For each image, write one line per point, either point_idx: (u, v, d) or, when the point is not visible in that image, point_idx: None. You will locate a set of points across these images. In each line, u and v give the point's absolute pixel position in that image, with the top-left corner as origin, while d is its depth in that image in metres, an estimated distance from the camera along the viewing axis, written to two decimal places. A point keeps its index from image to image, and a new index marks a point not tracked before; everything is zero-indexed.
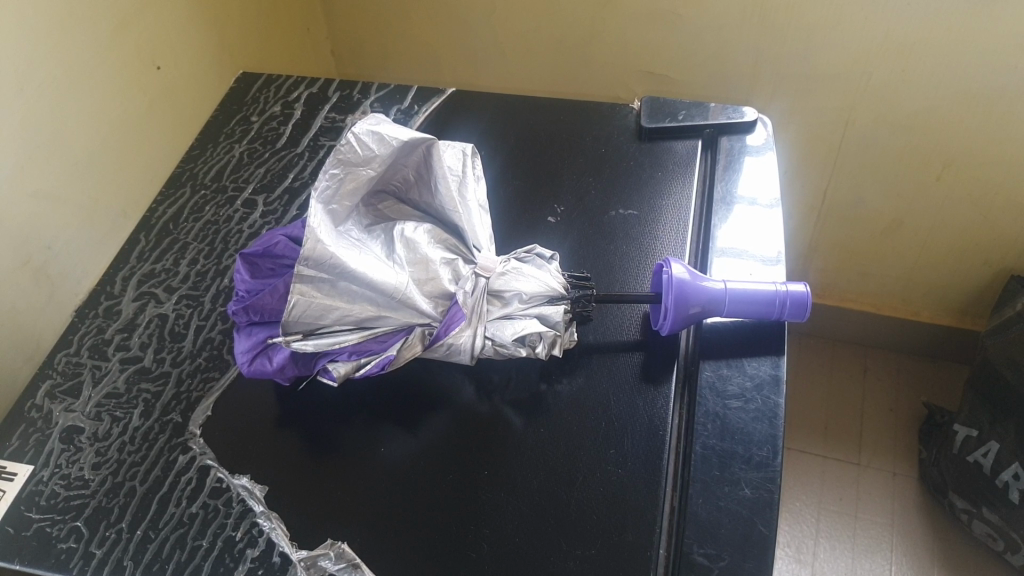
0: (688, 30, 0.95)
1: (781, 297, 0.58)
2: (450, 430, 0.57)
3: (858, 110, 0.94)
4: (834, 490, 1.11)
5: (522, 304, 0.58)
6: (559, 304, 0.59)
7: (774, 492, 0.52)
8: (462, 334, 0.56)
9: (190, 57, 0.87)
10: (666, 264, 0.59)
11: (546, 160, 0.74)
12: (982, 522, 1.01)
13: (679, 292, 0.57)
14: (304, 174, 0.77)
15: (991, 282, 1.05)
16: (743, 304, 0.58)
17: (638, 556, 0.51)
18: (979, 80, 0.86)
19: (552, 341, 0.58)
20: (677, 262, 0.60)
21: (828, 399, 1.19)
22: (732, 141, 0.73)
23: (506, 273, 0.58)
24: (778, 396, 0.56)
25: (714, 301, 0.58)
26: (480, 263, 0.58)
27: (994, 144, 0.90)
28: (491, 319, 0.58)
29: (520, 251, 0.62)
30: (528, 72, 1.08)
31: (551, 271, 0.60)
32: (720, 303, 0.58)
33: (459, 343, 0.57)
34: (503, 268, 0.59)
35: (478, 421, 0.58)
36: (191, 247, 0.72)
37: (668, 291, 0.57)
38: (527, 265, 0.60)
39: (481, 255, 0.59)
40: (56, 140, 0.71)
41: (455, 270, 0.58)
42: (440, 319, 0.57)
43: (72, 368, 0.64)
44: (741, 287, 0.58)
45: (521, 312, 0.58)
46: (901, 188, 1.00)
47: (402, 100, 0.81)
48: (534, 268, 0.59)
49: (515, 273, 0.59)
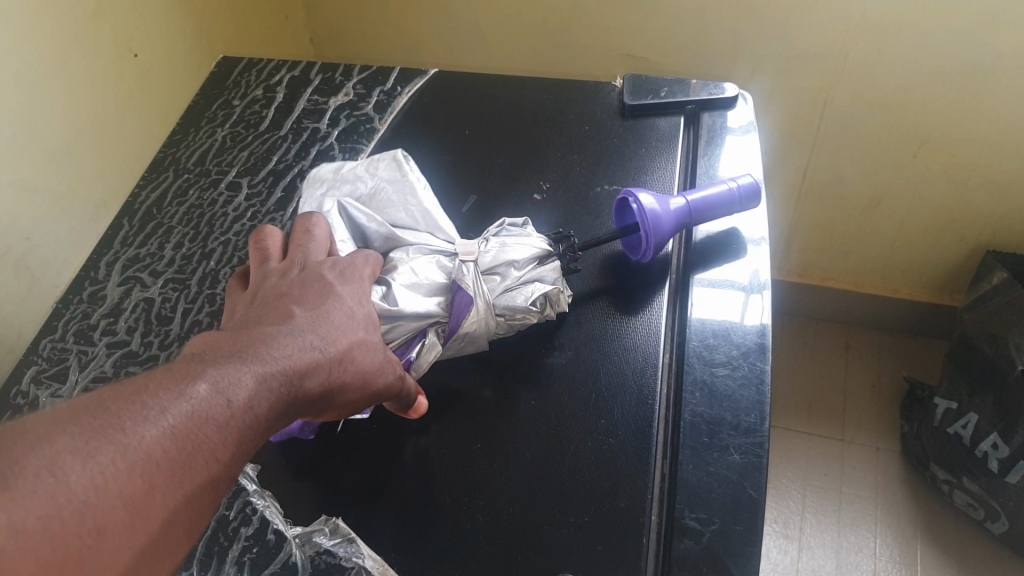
0: (666, 12, 0.95)
1: (737, 192, 0.63)
2: (448, 410, 0.58)
3: (834, 89, 0.95)
4: (819, 466, 1.13)
5: (517, 272, 0.59)
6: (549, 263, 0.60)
7: (762, 455, 0.53)
8: (475, 317, 0.56)
9: (168, 44, 0.87)
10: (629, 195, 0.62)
11: (530, 138, 0.75)
12: (963, 493, 1.02)
13: (653, 211, 0.60)
14: (288, 156, 0.77)
15: (968, 258, 1.07)
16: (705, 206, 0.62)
17: (630, 522, 0.51)
18: (951, 58, 0.87)
19: (558, 298, 0.59)
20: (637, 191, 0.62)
21: (812, 376, 1.21)
22: (713, 117, 0.74)
23: (489, 250, 0.59)
24: (764, 363, 0.57)
25: (682, 213, 0.61)
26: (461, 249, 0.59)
27: (967, 120, 0.92)
28: (496, 298, 0.58)
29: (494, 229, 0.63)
30: (508, 56, 1.08)
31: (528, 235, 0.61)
32: (688, 214, 0.62)
33: (473, 330, 0.56)
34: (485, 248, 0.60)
35: (482, 411, 0.57)
36: (175, 231, 0.72)
37: (645, 212, 0.60)
38: (505, 237, 0.61)
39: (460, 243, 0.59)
40: (33, 128, 0.70)
41: (445, 266, 0.59)
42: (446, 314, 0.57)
43: (58, 354, 0.64)
44: (702, 195, 0.62)
45: (519, 280, 0.58)
46: (879, 166, 1.01)
47: (384, 82, 0.82)
48: (516, 238, 0.60)
49: (499, 247, 0.59)
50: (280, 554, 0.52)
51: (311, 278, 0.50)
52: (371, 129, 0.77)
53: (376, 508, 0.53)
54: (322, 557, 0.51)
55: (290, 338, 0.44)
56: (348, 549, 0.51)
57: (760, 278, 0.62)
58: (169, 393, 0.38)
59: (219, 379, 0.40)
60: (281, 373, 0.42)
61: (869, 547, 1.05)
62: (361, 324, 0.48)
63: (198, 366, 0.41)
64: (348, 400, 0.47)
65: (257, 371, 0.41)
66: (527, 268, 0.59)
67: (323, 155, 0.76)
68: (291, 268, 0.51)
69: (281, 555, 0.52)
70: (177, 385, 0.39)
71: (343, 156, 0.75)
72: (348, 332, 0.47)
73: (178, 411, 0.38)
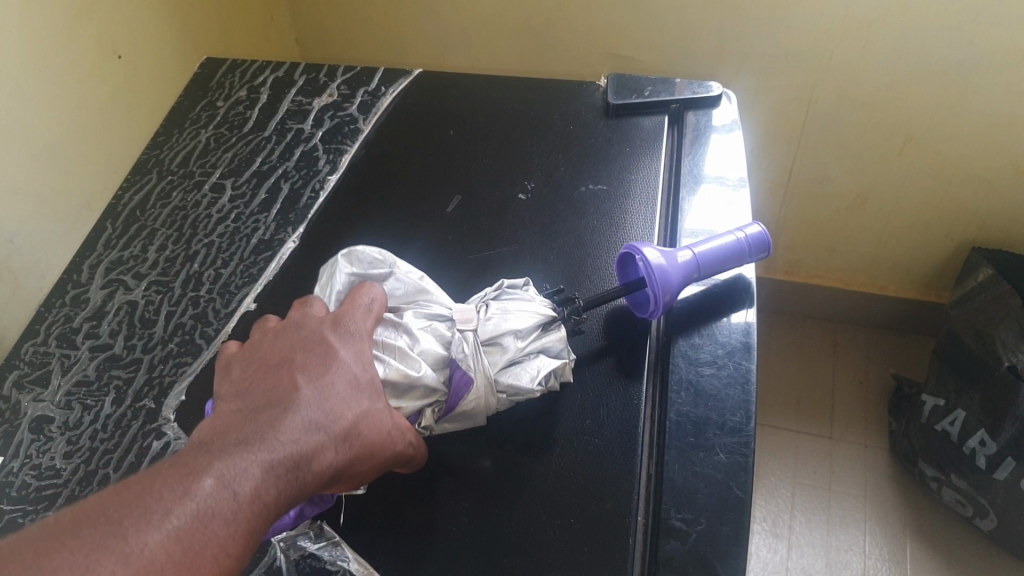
0: (652, 11, 0.95)
1: (745, 243, 0.60)
2: (439, 466, 0.54)
3: (820, 87, 0.95)
4: (808, 464, 1.13)
5: (520, 343, 0.55)
6: (553, 332, 0.56)
7: (748, 455, 0.53)
8: (475, 395, 0.52)
9: (151, 46, 0.86)
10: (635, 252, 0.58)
11: (515, 138, 0.74)
12: (951, 490, 1.03)
13: (660, 266, 0.57)
14: (271, 158, 0.76)
15: (954, 255, 1.07)
16: (717, 257, 0.59)
17: (616, 523, 0.51)
18: (935, 56, 0.87)
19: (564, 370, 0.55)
20: (643, 247, 0.59)
21: (800, 375, 1.21)
22: (698, 116, 0.74)
23: (490, 318, 0.55)
24: (749, 362, 0.57)
25: (690, 269, 0.58)
26: (459, 315, 0.55)
27: (952, 117, 0.92)
28: (498, 371, 0.54)
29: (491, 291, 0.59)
30: (493, 55, 1.08)
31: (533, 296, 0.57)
32: (696, 269, 0.58)
33: (474, 407, 0.53)
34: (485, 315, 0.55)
35: (481, 477, 0.54)
36: (158, 233, 0.71)
37: (651, 267, 0.57)
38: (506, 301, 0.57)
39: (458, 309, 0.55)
40: (14, 131, 0.70)
41: (442, 334, 0.55)
42: (447, 390, 0.53)
43: (40, 358, 0.63)
44: (709, 248, 0.59)
45: (522, 352, 0.55)
46: (865, 164, 1.01)
47: (368, 82, 0.81)
48: (518, 302, 0.57)
49: (500, 315, 0.55)
50: (264, 557, 0.52)
51: (314, 346, 0.49)
52: (355, 130, 0.77)
53: (363, 512, 0.53)
54: (307, 561, 0.52)
55: (295, 417, 0.45)
56: (333, 553, 0.52)
57: (744, 275, 0.62)
58: (174, 495, 0.40)
59: (224, 474, 0.41)
60: (284, 460, 0.43)
61: (858, 544, 1.05)
62: (369, 392, 0.48)
63: (204, 459, 0.42)
64: (359, 474, 0.47)
65: (261, 461, 0.42)
66: (531, 337, 0.55)
67: (307, 156, 0.75)
68: (292, 331, 0.51)
69: (266, 557, 0.52)
70: (182, 483, 0.40)
71: (327, 158, 0.75)
72: (354, 403, 0.47)
73: (184, 513, 0.39)
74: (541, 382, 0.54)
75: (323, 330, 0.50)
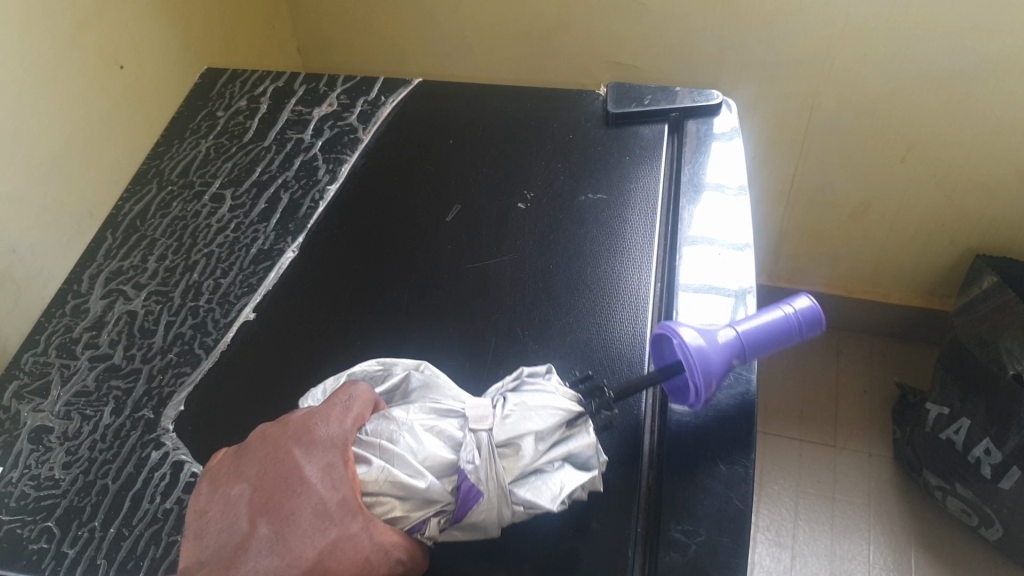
0: (652, 20, 0.95)
1: (794, 320, 0.54)
2: None
3: (821, 94, 0.95)
4: (811, 473, 1.12)
5: (541, 448, 0.49)
6: (579, 434, 0.50)
7: (748, 467, 0.52)
8: (483, 510, 0.48)
9: (153, 56, 0.86)
10: (672, 333, 0.53)
11: (514, 147, 0.74)
12: (956, 499, 1.02)
13: (699, 348, 0.52)
14: (271, 167, 0.76)
15: (958, 263, 1.07)
16: (761, 334, 0.54)
17: (615, 535, 0.51)
18: (937, 63, 0.87)
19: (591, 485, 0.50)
20: (681, 327, 0.54)
21: (803, 384, 1.20)
22: (698, 124, 0.73)
23: (508, 416, 0.49)
24: (750, 373, 0.57)
25: (731, 350, 0.53)
26: (472, 415, 0.49)
27: (954, 124, 0.92)
28: (512, 480, 0.49)
29: (510, 380, 0.53)
30: (494, 64, 1.08)
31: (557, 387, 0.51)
32: (737, 350, 0.53)
33: (479, 521, 0.48)
34: (502, 412, 0.49)
35: (487, 546, 0.51)
36: (158, 243, 0.71)
37: (688, 348, 0.52)
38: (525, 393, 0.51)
39: (471, 407, 0.49)
40: (15, 141, 0.70)
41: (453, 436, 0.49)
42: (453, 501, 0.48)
43: (40, 368, 0.63)
44: (752, 325, 0.54)
45: (542, 458, 0.49)
46: (867, 171, 1.01)
47: (368, 91, 0.82)
48: (540, 396, 0.50)
49: (520, 413, 0.49)
50: None
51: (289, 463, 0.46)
52: (355, 139, 0.77)
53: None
54: None
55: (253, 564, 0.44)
56: None
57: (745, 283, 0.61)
58: None
59: None
60: None
61: (862, 553, 1.05)
62: (338, 517, 0.45)
63: None
64: None
65: None
66: (552, 441, 0.50)
67: (307, 166, 0.76)
68: (260, 447, 0.48)
69: None
70: None
71: (327, 167, 0.75)
72: (320, 536, 0.44)
73: None
74: (563, 501, 0.48)
75: (289, 445, 0.47)
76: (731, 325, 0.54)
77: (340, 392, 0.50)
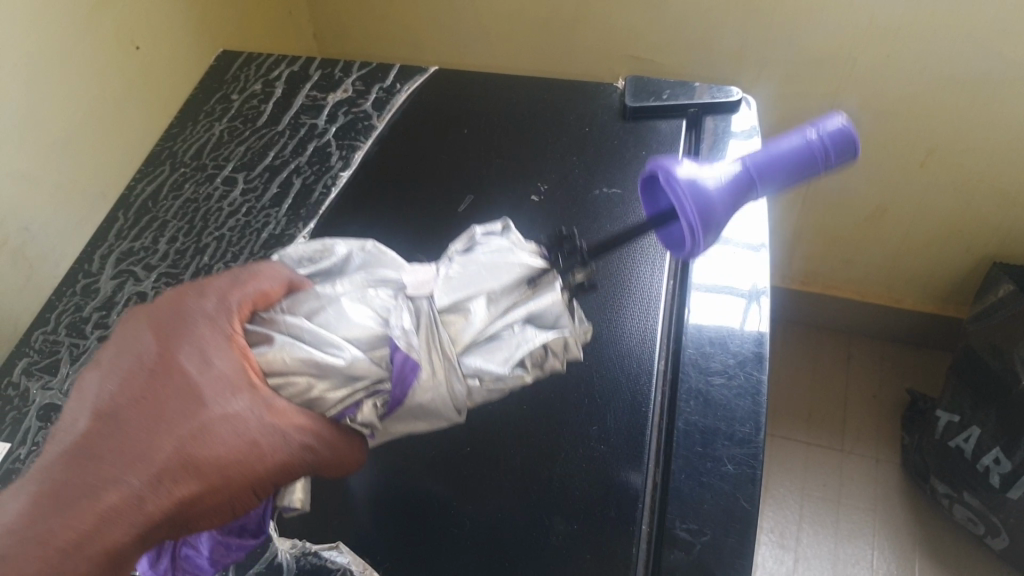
0: (673, 14, 0.94)
1: (814, 137, 0.46)
2: (445, 493, 0.53)
3: (842, 94, 0.94)
4: (818, 476, 1.11)
5: (492, 309, 0.45)
6: (536, 291, 0.46)
7: (756, 467, 0.52)
8: (425, 383, 0.42)
9: (170, 36, 0.86)
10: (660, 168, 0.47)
11: (530, 138, 0.74)
12: (963, 507, 1.01)
13: (690, 180, 0.45)
14: (284, 152, 0.76)
15: (974, 270, 1.06)
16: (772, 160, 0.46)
17: (620, 531, 0.51)
18: (961, 66, 0.86)
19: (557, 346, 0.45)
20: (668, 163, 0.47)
21: (812, 386, 1.20)
22: (716, 121, 0.73)
23: (452, 278, 0.46)
24: (760, 373, 0.56)
25: (737, 181, 0.46)
26: (411, 283, 0.46)
27: (976, 130, 0.91)
28: (464, 346, 0.44)
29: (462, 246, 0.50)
30: (511, 55, 1.08)
31: (516, 246, 0.48)
32: (744, 181, 0.46)
33: (426, 399, 0.43)
34: (446, 274, 0.46)
35: (489, 538, 0.51)
36: (170, 225, 0.71)
37: (677, 182, 0.45)
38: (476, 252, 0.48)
39: (410, 272, 0.46)
40: (30, 119, 0.69)
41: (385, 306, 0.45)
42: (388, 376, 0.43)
43: (49, 346, 0.63)
44: (760, 155, 0.47)
45: (494, 321, 0.45)
46: (885, 174, 1.00)
47: (384, 78, 0.81)
48: (491, 252, 0.47)
49: (465, 276, 0.46)
50: (265, 554, 0.52)
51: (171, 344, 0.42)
52: (370, 126, 0.77)
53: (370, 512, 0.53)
54: (307, 559, 0.52)
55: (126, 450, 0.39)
56: (332, 553, 0.52)
57: (759, 284, 0.61)
58: None
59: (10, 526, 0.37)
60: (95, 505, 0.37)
61: (866, 558, 1.04)
62: (221, 398, 0.41)
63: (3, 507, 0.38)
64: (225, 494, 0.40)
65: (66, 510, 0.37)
66: (506, 302, 0.46)
67: (321, 152, 0.75)
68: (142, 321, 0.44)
69: (266, 554, 0.52)
70: None
71: (340, 154, 0.75)
72: (202, 413, 0.40)
73: None
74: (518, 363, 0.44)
75: (176, 321, 0.43)
76: (740, 160, 0.47)
77: (249, 268, 0.47)
